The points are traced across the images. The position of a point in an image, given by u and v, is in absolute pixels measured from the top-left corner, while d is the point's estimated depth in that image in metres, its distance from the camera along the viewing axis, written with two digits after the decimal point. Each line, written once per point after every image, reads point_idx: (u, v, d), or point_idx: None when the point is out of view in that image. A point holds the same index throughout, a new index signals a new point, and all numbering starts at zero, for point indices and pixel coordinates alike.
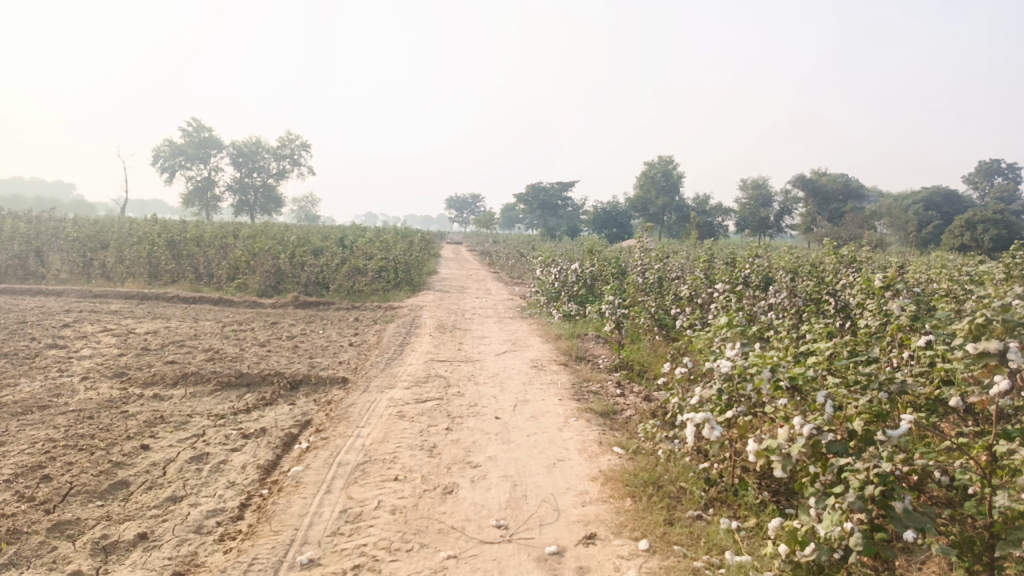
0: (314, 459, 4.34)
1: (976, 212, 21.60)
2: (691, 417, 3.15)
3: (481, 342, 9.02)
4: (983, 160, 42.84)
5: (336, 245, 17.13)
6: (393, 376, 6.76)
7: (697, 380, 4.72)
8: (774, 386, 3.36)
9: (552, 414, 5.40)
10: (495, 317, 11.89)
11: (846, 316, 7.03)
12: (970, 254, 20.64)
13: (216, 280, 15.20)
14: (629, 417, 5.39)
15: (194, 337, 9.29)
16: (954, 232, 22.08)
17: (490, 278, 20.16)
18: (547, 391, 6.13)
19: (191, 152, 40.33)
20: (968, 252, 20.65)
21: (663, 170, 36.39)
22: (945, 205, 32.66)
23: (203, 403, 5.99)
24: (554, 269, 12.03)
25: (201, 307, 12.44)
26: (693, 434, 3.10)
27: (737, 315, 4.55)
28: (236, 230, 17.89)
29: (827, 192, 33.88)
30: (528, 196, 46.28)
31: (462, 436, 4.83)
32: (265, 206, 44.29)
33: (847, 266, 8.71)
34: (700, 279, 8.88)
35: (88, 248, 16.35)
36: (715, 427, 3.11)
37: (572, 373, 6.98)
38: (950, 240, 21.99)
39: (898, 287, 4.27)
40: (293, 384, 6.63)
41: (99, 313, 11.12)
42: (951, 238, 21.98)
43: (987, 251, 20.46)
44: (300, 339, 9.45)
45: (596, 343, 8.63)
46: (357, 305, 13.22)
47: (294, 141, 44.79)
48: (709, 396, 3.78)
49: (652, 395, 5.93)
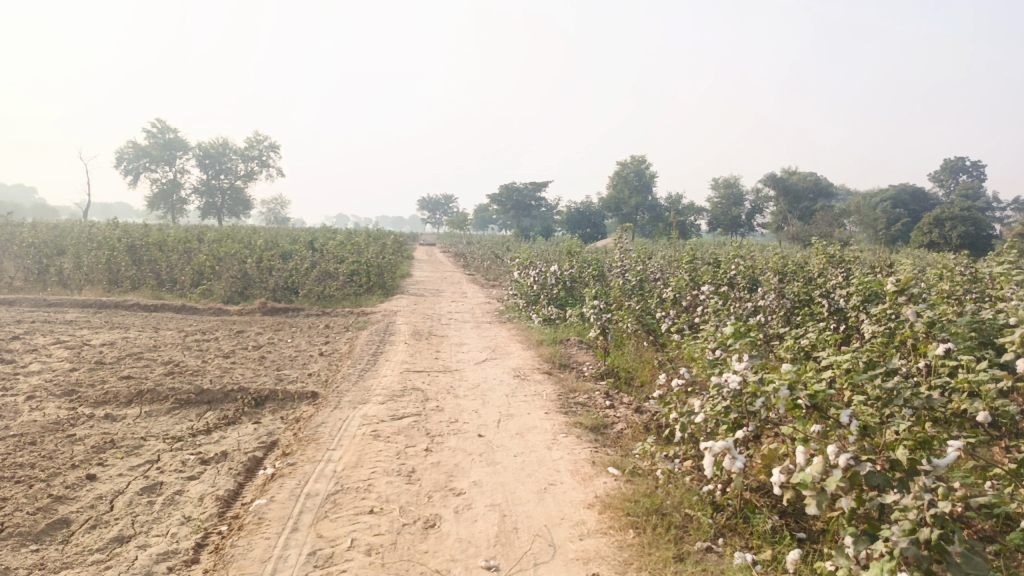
0: (280, 490, 3.92)
1: (943, 209, 21.66)
2: (707, 444, 2.80)
3: (459, 349, 8.62)
4: (946, 159, 43.45)
5: (305, 248, 16.57)
6: (367, 389, 6.34)
7: (696, 393, 4.40)
8: (791, 405, 3.03)
9: (539, 430, 5.03)
10: (473, 322, 11.49)
11: (839, 319, 6.77)
12: (938, 251, 20.75)
13: (180, 286, 14.56)
14: (621, 432, 5.05)
15: (153, 349, 8.75)
16: (922, 229, 22.13)
17: (465, 281, 19.76)
18: (532, 404, 5.76)
19: (156, 154, 39.32)
20: (936, 250, 20.74)
21: (636, 170, 36.23)
22: (914, 203, 32.95)
23: (159, 424, 5.51)
24: (532, 272, 11.65)
25: (163, 316, 11.85)
26: (711, 465, 2.75)
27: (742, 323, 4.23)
28: (201, 234, 17.26)
29: (798, 191, 33.98)
30: (500, 197, 45.83)
31: (443, 458, 4.44)
32: (233, 208, 43.33)
33: (834, 267, 8.49)
34: (685, 280, 8.59)
35: (43, 253, 15.59)
36: (734, 456, 2.76)
37: (557, 382, 6.62)
38: (919, 238, 22.05)
39: (915, 293, 4.00)
40: (258, 401, 6.17)
41: (53, 324, 10.50)
42: (920, 235, 22.06)
43: (955, 249, 20.52)
44: (268, 349, 8.96)
45: (580, 349, 8.28)
46: (328, 311, 12.73)
47: (263, 142, 43.88)
48: (717, 416, 3.45)
49: (645, 406, 5.60)
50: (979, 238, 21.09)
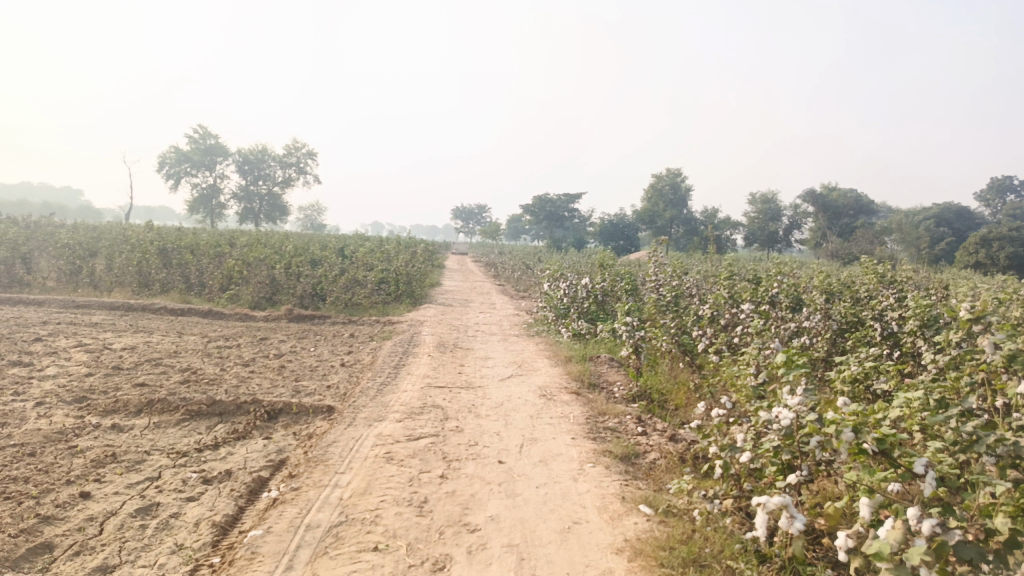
0: (279, 519, 3.61)
1: (991, 229, 20.74)
2: (759, 498, 2.39)
3: (484, 363, 8.28)
4: (994, 178, 42.00)
5: (334, 255, 16.41)
6: (385, 405, 6.01)
7: (740, 424, 3.98)
8: (855, 450, 2.63)
9: (565, 458, 4.64)
10: (500, 335, 11.14)
11: (893, 346, 6.28)
12: (985, 273, 19.86)
13: (208, 290, 14.48)
14: (654, 463, 4.64)
15: (173, 355, 8.57)
16: (968, 249, 21.22)
17: (495, 291, 19.46)
18: (558, 427, 5.38)
19: (197, 160, 39.88)
20: (983, 271, 19.85)
21: (671, 183, 35.63)
22: (959, 221, 31.81)
23: (165, 437, 5.25)
24: (562, 284, 11.26)
25: (188, 320, 11.73)
26: (764, 524, 2.34)
27: (794, 349, 3.81)
28: (233, 238, 17.21)
29: (838, 207, 33.03)
30: (533, 208, 45.53)
31: (459, 487, 4.09)
32: (269, 214, 43.77)
33: (886, 288, 7.96)
34: (723, 297, 8.15)
35: (77, 255, 15.66)
36: (792, 515, 2.34)
37: (586, 403, 6.23)
38: (964, 257, 21.16)
39: (995, 324, 3.54)
40: (270, 415, 5.89)
41: (78, 326, 10.42)
42: (965, 255, 21.17)
43: (1003, 270, 19.63)
44: (289, 358, 8.71)
45: (610, 367, 7.88)
46: (354, 320, 12.50)
47: (301, 149, 44.24)
48: (766, 455, 3.04)
49: (681, 434, 5.20)
50: None
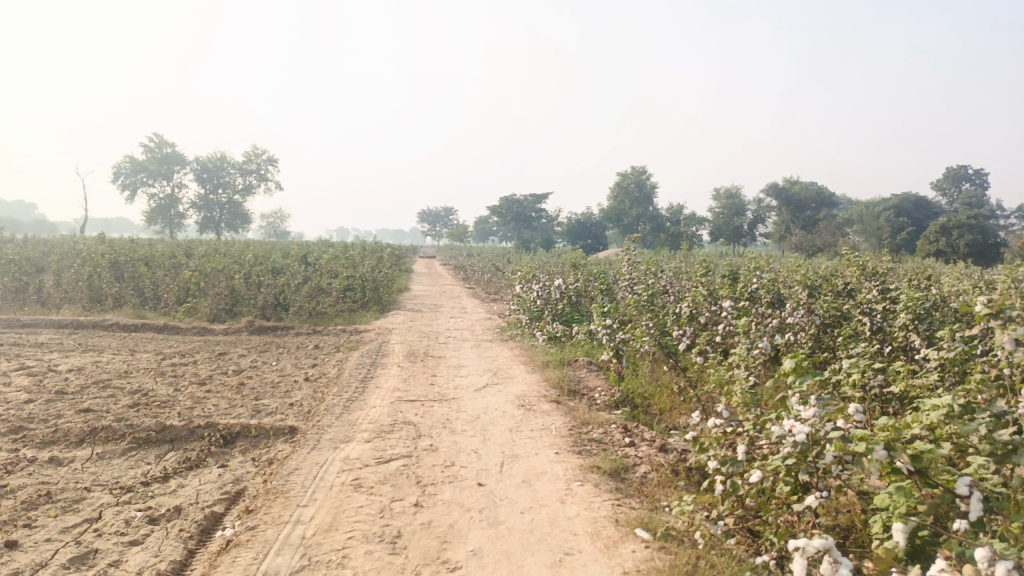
0: (233, 567, 3.18)
1: (950, 217, 20.90)
2: (798, 543, 2.08)
3: (457, 372, 7.87)
4: (949, 167, 42.77)
5: (297, 263, 15.82)
6: (352, 424, 5.58)
7: (741, 436, 3.65)
8: (889, 470, 2.33)
9: (550, 477, 4.28)
10: (472, 341, 10.74)
11: (885, 341, 6.05)
12: (945, 260, 20.03)
13: (164, 304, 13.81)
14: (646, 477, 4.30)
15: (124, 375, 8.01)
16: (928, 238, 21.39)
17: (464, 295, 19.03)
18: (539, 441, 5.02)
19: (154, 169, 38.72)
20: (944, 259, 20.02)
21: (637, 180, 35.54)
22: (919, 211, 32.23)
23: (108, 470, 4.76)
24: (534, 286, 10.90)
25: (142, 336, 11.11)
26: (805, 572, 2.03)
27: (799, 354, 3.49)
28: (190, 248, 16.52)
29: (801, 200, 33.25)
30: (500, 209, 45.15)
31: (435, 516, 3.71)
32: (231, 222, 42.73)
33: (869, 280, 7.73)
34: (702, 295, 7.87)
35: (24, 271, 14.86)
36: (837, 560, 2.03)
37: (568, 413, 5.87)
38: (925, 247, 21.33)
39: (1014, 318, 3.26)
40: (227, 439, 5.42)
41: (21, 346, 9.76)
42: (926, 244, 21.34)
43: (963, 258, 19.82)
44: (250, 374, 8.20)
45: (589, 372, 7.55)
46: (318, 330, 11.98)
47: (261, 155, 43.19)
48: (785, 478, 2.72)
49: (671, 443, 4.89)
50: (988, 247, 20.34)
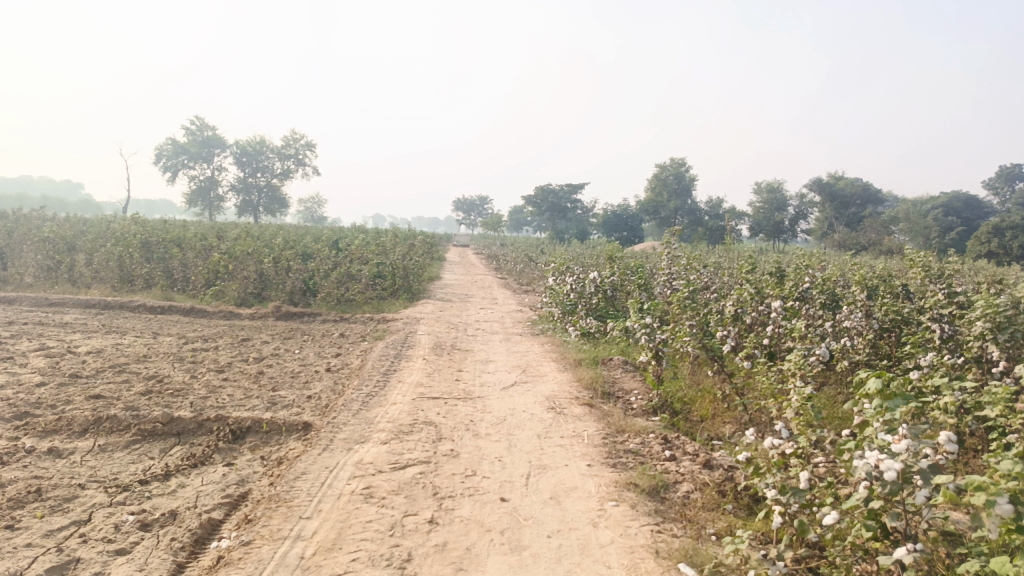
0: None
1: (1004, 218, 19.81)
2: None
3: (485, 368, 7.47)
4: (1003, 165, 40.85)
5: (327, 247, 15.56)
6: (369, 422, 5.20)
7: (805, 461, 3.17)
8: (1013, 527, 1.87)
9: (581, 494, 3.85)
10: (502, 334, 10.34)
11: (959, 353, 5.44)
12: (998, 263, 18.92)
13: (193, 287, 13.66)
14: (689, 499, 3.85)
15: (142, 360, 7.76)
16: (979, 238, 20.31)
17: (496, 285, 18.64)
18: (571, 451, 4.58)
19: (194, 152, 38.99)
20: (997, 261, 18.95)
21: (675, 172, 34.65)
22: (970, 210, 30.85)
23: (108, 465, 4.46)
24: (568, 278, 10.43)
25: (168, 319, 10.92)
26: None
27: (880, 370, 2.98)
28: (222, 230, 16.38)
29: (845, 196, 32.07)
30: (535, 199, 44.59)
31: (451, 536, 3.30)
32: (268, 206, 42.96)
33: (934, 283, 7.08)
34: (748, 293, 7.33)
35: (58, 250, 14.86)
36: None
37: (601, 418, 5.41)
38: (975, 248, 20.27)
39: None
40: (236, 435, 5.09)
41: (46, 326, 9.63)
42: (977, 244, 20.24)
43: (1016, 260, 18.78)
44: (270, 363, 7.90)
45: (625, 373, 7.08)
46: (345, 318, 11.69)
47: (300, 140, 43.18)
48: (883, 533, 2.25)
49: (716, 459, 4.43)
50: None
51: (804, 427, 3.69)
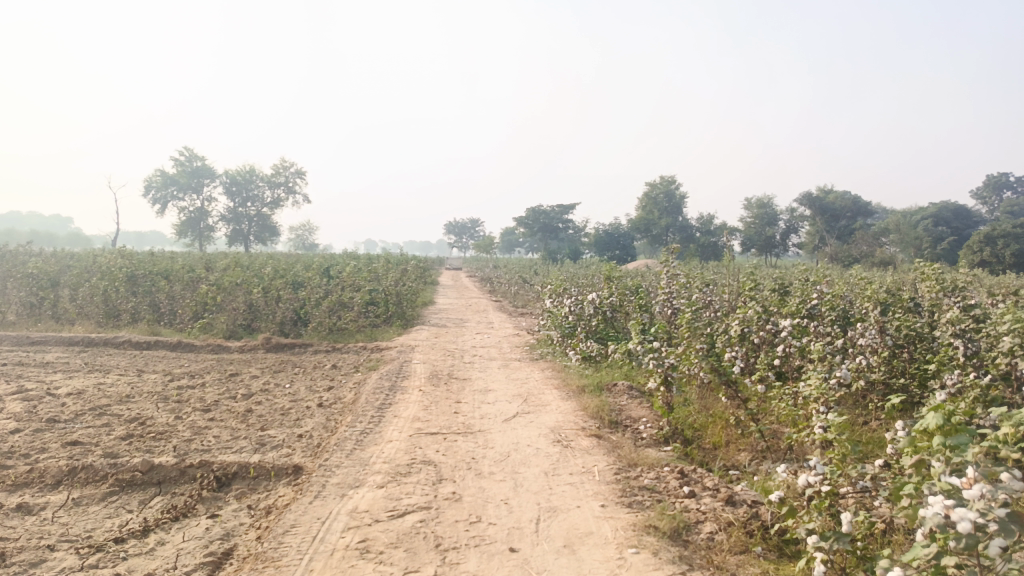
0: None
1: (995, 226, 19.70)
2: None
3: (484, 397, 7.15)
4: (990, 174, 40.92)
5: (318, 275, 15.24)
6: (364, 464, 4.87)
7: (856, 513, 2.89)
8: None
9: (598, 541, 3.53)
10: (500, 360, 10.03)
11: (985, 371, 5.16)
12: (991, 271, 18.76)
13: (180, 320, 13.30)
14: (714, 540, 3.55)
15: (125, 400, 7.40)
16: (971, 247, 20.15)
17: (491, 308, 18.34)
18: (581, 489, 4.26)
19: (183, 183, 38.71)
20: (991, 271, 18.75)
21: (666, 190, 34.54)
22: (960, 219, 30.80)
23: (81, 522, 4.12)
24: (565, 300, 10.15)
25: (154, 355, 10.57)
26: None
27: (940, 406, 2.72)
28: (210, 261, 16.05)
29: (835, 209, 31.96)
30: (526, 220, 44.41)
31: None
32: (259, 235, 42.63)
33: (949, 297, 6.79)
34: (754, 311, 7.07)
35: (42, 286, 14.49)
36: None
37: (611, 450, 5.10)
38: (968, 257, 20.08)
39: None
40: (221, 482, 4.75)
41: (26, 366, 9.27)
42: (968, 254, 20.01)
43: (1009, 268, 18.62)
44: (260, 399, 7.55)
45: (630, 399, 6.77)
46: (337, 348, 11.35)
47: (289, 168, 42.95)
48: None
49: (738, 494, 4.12)
50: None
51: (840, 461, 3.39)
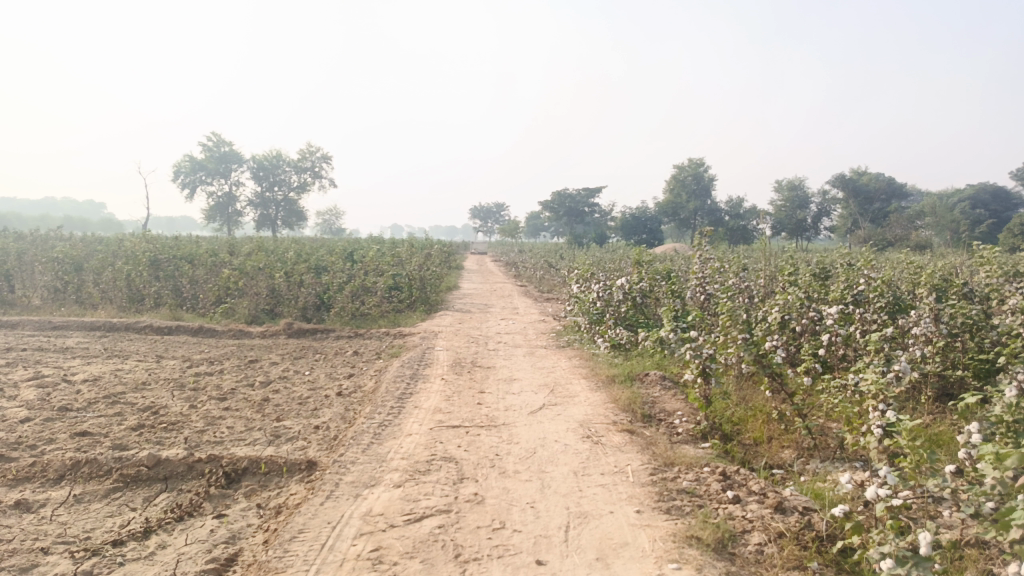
0: None
1: None
2: None
3: (509, 388, 6.82)
4: None
5: (341, 259, 15.00)
6: (381, 460, 4.57)
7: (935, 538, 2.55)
8: None
9: (633, 554, 3.19)
10: (526, 347, 9.69)
11: None
12: None
13: (202, 305, 13.16)
14: (764, 554, 3.18)
15: (141, 388, 7.19)
16: (1012, 230, 19.27)
17: (516, 293, 17.99)
18: (614, 492, 3.91)
19: (211, 167, 38.79)
20: None
21: (694, 173, 33.68)
22: (1001, 202, 29.61)
23: (81, 521, 3.87)
24: (594, 285, 9.76)
25: (175, 340, 10.42)
26: None
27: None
28: (234, 245, 15.89)
29: (869, 192, 31.04)
30: (552, 204, 43.90)
31: None
32: (286, 219, 42.71)
33: (1010, 283, 6.29)
34: (795, 297, 6.62)
35: (67, 269, 14.45)
36: None
37: (645, 448, 4.73)
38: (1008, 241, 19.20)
39: None
40: (231, 478, 4.49)
41: (46, 352, 9.14)
42: (1010, 237, 19.12)
43: None
44: (278, 387, 7.30)
45: (663, 390, 6.40)
46: (360, 333, 11.11)
47: (315, 152, 42.81)
48: None
49: (788, 500, 3.74)
50: None
51: (914, 471, 2.99)
